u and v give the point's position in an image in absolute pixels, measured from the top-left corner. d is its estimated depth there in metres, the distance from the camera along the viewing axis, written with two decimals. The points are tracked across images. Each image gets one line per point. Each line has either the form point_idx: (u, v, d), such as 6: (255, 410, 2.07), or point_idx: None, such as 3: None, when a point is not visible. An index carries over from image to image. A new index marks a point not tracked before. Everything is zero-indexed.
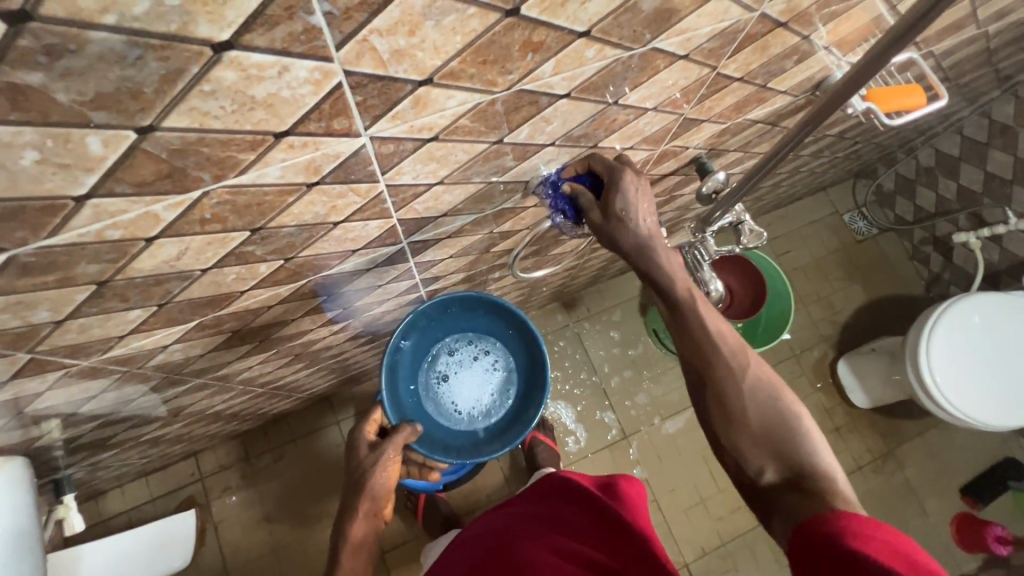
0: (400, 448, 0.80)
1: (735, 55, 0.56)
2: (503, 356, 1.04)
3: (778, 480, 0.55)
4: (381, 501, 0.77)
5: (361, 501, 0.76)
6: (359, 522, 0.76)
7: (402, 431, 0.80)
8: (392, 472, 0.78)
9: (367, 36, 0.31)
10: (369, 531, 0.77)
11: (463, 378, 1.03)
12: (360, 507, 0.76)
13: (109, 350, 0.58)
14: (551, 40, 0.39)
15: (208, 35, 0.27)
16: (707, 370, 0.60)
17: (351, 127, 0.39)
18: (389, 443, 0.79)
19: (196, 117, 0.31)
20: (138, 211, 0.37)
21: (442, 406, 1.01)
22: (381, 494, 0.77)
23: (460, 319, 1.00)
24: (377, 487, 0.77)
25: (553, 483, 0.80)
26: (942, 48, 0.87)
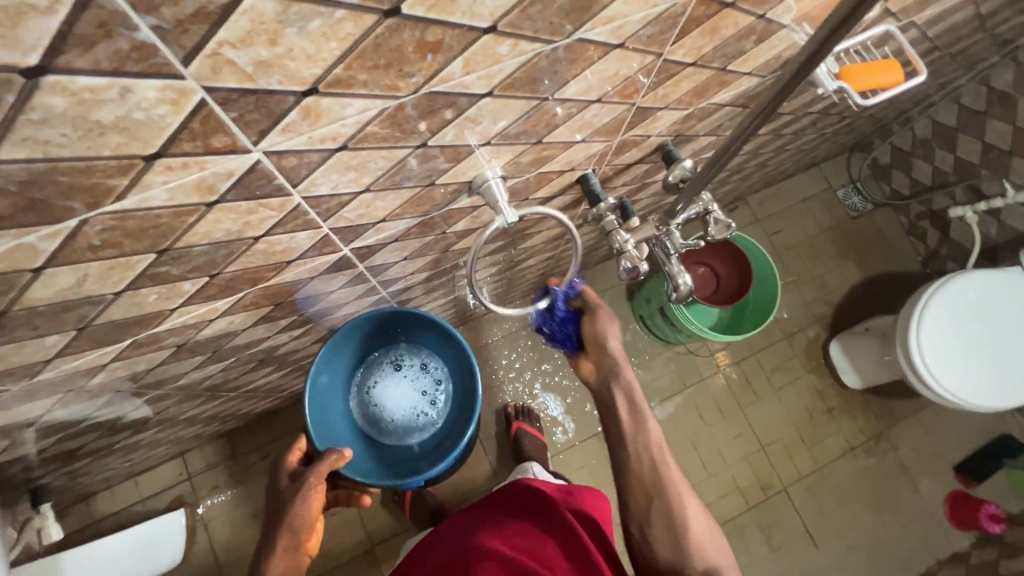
0: (324, 474, 0.79)
1: (681, 40, 0.51)
2: (439, 415, 1.08)
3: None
4: (301, 535, 0.75)
5: (281, 535, 0.75)
6: (277, 558, 0.74)
7: (328, 459, 0.79)
8: (312, 504, 0.76)
9: (217, 49, 0.28)
10: (288, 568, 0.74)
11: (404, 392, 1.08)
12: (277, 541, 0.75)
13: (39, 373, 0.56)
14: (450, 38, 0.36)
15: (12, 60, 0.24)
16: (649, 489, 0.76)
17: (236, 144, 0.36)
18: (312, 471, 0.78)
19: (36, 147, 0.28)
20: (9, 243, 0.35)
21: (368, 375, 1.07)
22: (299, 527, 0.75)
23: (451, 357, 1.06)
24: (298, 520, 0.75)
25: (517, 495, 0.82)
26: (926, 17, 0.81)
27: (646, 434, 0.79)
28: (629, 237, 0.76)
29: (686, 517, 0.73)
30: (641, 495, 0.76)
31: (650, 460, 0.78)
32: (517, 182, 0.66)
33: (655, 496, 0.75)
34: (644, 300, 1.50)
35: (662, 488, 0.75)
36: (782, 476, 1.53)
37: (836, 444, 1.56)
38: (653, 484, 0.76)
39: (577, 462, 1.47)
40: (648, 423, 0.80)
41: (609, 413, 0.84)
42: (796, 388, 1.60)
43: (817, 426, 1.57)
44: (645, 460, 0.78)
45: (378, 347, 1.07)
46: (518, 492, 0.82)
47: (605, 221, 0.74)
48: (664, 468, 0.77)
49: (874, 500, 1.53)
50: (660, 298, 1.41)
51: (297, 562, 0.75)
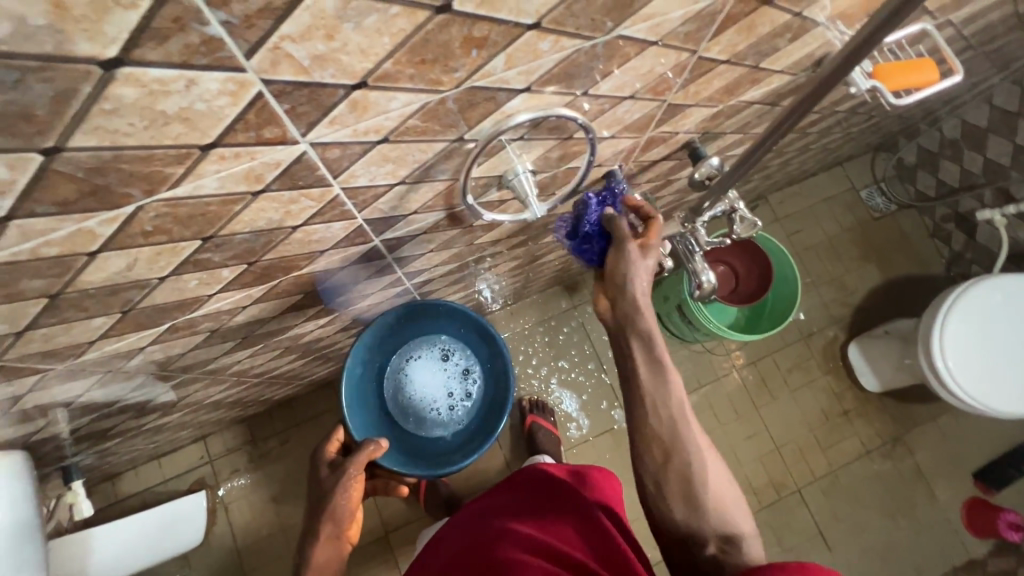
0: (363, 465, 0.81)
1: (717, 37, 0.51)
2: (446, 419, 1.09)
3: (717, 555, 0.61)
4: (342, 523, 0.77)
5: (323, 525, 0.76)
6: (322, 547, 0.76)
7: (365, 449, 0.82)
8: (353, 493, 0.79)
9: (278, 43, 0.29)
10: (331, 557, 0.76)
11: (435, 382, 1.10)
12: (322, 530, 0.76)
13: (84, 353, 0.58)
14: (495, 35, 0.36)
15: (92, 53, 0.25)
16: (672, 443, 0.63)
17: (285, 135, 0.37)
18: (352, 462, 0.81)
19: (105, 135, 0.30)
20: (69, 228, 0.36)
21: (419, 345, 1.09)
22: (341, 515, 0.77)
23: (492, 382, 1.08)
24: (339, 509, 0.77)
25: (542, 480, 0.82)
26: (962, 16, 0.80)
27: (665, 385, 0.63)
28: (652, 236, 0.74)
29: (706, 473, 0.62)
30: (658, 454, 0.63)
31: (670, 412, 0.63)
32: (547, 176, 0.67)
33: (673, 448, 0.63)
34: (662, 297, 1.49)
35: (681, 446, 0.62)
36: (795, 477, 1.52)
37: (852, 447, 1.55)
38: (672, 443, 0.63)
39: (591, 457, 1.48)
40: (671, 373, 0.63)
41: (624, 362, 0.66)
42: (812, 389, 1.59)
43: (832, 427, 1.56)
44: (663, 415, 0.63)
45: (439, 329, 1.09)
46: (533, 478, 0.84)
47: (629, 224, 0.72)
48: (684, 423, 0.63)
49: (890, 504, 1.51)
50: (678, 295, 1.40)
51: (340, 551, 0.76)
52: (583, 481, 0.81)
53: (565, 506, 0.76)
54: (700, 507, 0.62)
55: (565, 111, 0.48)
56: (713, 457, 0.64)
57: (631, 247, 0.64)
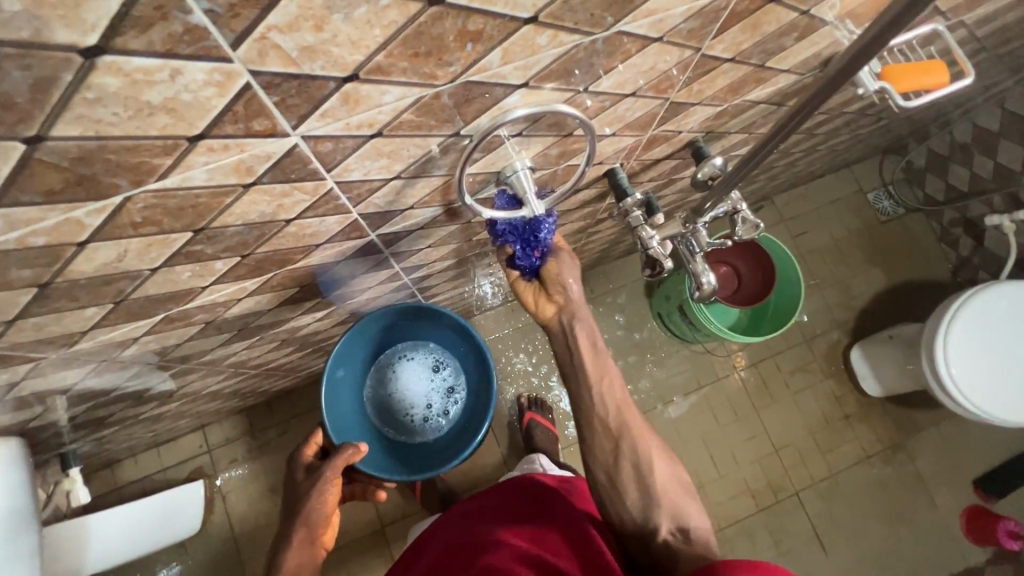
0: (340, 469, 0.80)
1: (721, 35, 0.50)
2: (418, 428, 1.09)
3: (670, 539, 0.66)
4: (316, 528, 0.77)
5: (297, 528, 0.77)
6: (294, 551, 0.76)
7: (343, 453, 0.80)
8: (329, 498, 0.78)
9: (265, 33, 0.28)
10: (303, 561, 0.76)
11: (420, 390, 1.08)
12: (294, 533, 0.77)
13: (77, 343, 0.58)
14: (490, 28, 0.35)
15: (72, 40, 0.24)
16: (621, 429, 0.71)
17: (275, 127, 0.36)
18: (328, 465, 0.79)
19: (89, 125, 0.29)
20: (57, 218, 0.36)
21: (417, 348, 1.09)
22: (315, 519, 0.77)
23: (475, 409, 1.07)
24: (314, 514, 0.78)
25: (528, 487, 0.84)
26: (976, 17, 0.78)
27: (609, 377, 0.74)
28: (653, 232, 0.75)
29: (652, 459, 0.70)
30: (608, 441, 0.71)
31: (616, 405, 0.73)
32: (546, 173, 0.66)
33: (619, 430, 0.71)
34: (663, 297, 1.49)
35: (628, 434, 0.71)
36: (794, 480, 1.51)
37: (851, 452, 1.54)
38: (620, 431, 0.71)
39: None
40: (608, 364, 0.75)
41: (568, 359, 0.75)
42: (813, 392, 1.57)
43: (833, 431, 1.55)
44: (611, 407, 0.72)
45: (441, 339, 1.08)
46: (521, 485, 0.85)
47: (630, 217, 0.73)
48: (629, 416, 0.72)
49: (887, 509, 1.51)
50: (679, 295, 1.39)
51: (312, 555, 0.77)
52: (570, 492, 0.81)
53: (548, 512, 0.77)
54: (650, 492, 0.68)
55: (565, 108, 0.46)
56: (660, 450, 0.72)
57: (564, 257, 0.74)
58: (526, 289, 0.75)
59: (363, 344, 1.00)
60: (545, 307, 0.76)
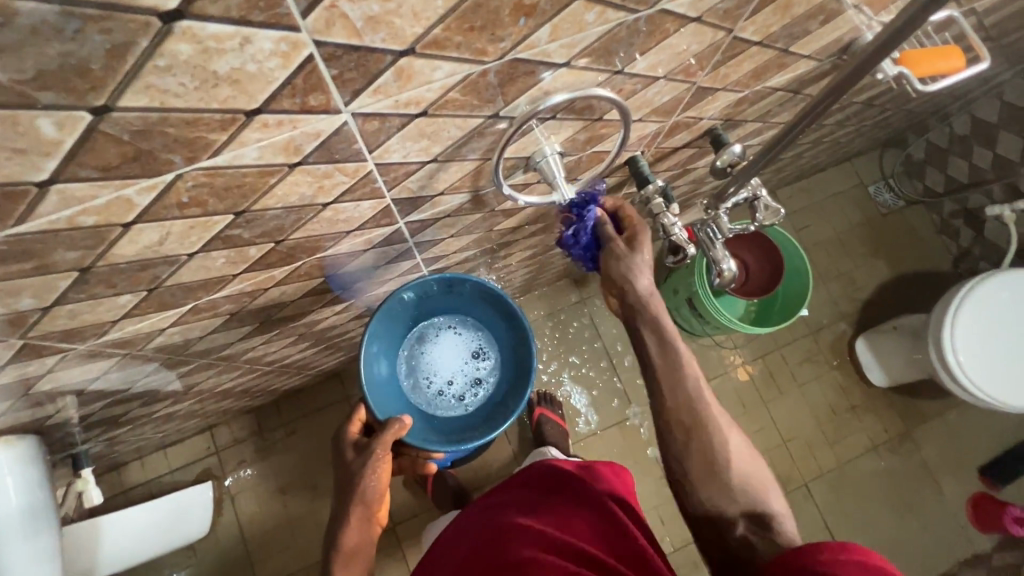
0: (389, 444, 0.81)
1: (754, 16, 0.51)
2: (430, 399, 1.08)
3: (749, 537, 0.65)
4: (372, 504, 0.77)
5: (353, 506, 0.77)
6: (352, 529, 0.76)
7: (390, 429, 0.81)
8: (381, 474, 0.78)
9: (335, 2, 0.29)
10: (362, 539, 0.77)
11: (449, 366, 1.10)
12: (353, 512, 0.77)
13: (105, 334, 0.57)
14: (544, 2, 0.36)
15: (154, 3, 0.24)
16: (696, 426, 0.69)
17: (329, 103, 0.36)
18: (378, 442, 0.80)
19: (155, 95, 0.29)
20: (109, 196, 0.35)
21: (466, 329, 1.10)
22: (372, 496, 0.78)
23: (491, 407, 1.06)
24: (369, 490, 0.78)
25: (548, 472, 0.83)
26: (986, 4, 0.80)
27: (683, 372, 0.71)
28: (675, 219, 0.76)
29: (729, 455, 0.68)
30: (680, 435, 0.69)
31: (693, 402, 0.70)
32: (573, 159, 0.66)
33: (694, 428, 0.69)
34: (671, 290, 1.50)
35: (705, 428, 0.69)
36: (804, 472, 1.53)
37: (859, 442, 1.55)
38: (694, 427, 0.69)
39: (599, 451, 1.48)
40: (685, 365, 0.71)
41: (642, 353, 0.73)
42: (820, 383, 1.59)
43: (840, 423, 1.56)
44: (681, 401, 0.70)
45: (493, 332, 1.09)
46: (542, 472, 0.84)
47: (652, 204, 0.74)
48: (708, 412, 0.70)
49: (895, 499, 1.52)
50: (687, 289, 1.40)
51: (368, 533, 0.77)
52: (595, 474, 0.81)
53: (578, 501, 0.77)
54: (727, 484, 0.67)
55: (602, 90, 0.47)
56: (739, 442, 0.70)
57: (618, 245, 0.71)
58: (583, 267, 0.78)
59: (425, 301, 0.99)
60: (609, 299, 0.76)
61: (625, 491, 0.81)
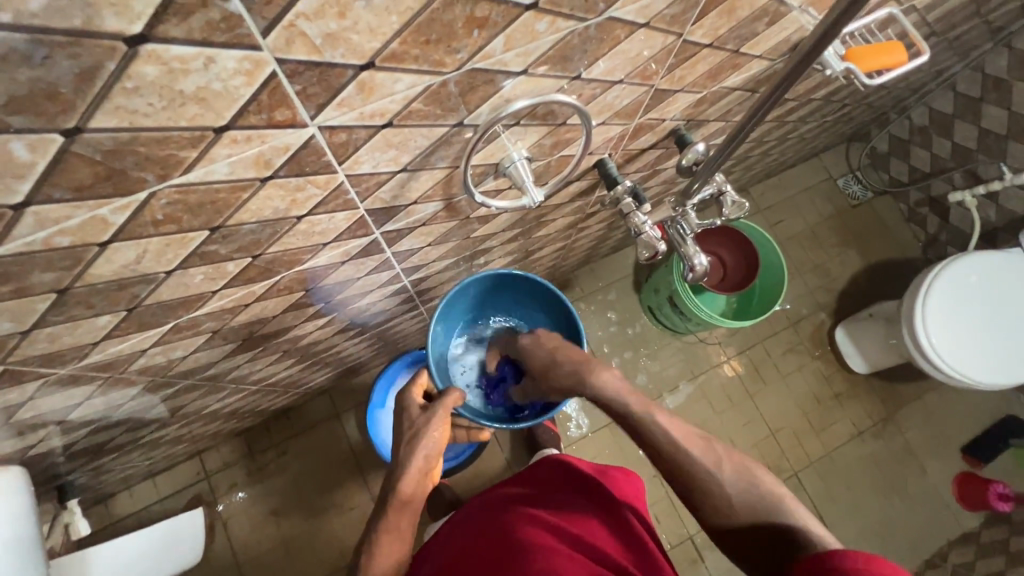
0: (450, 409, 0.79)
1: (701, 20, 0.54)
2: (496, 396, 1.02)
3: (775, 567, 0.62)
4: (432, 462, 0.75)
5: (411, 461, 0.74)
6: (409, 480, 0.74)
7: (449, 395, 0.79)
8: (442, 435, 0.76)
9: (294, 20, 0.30)
10: (417, 490, 0.74)
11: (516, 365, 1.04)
12: (412, 464, 0.74)
13: (86, 357, 0.58)
14: (495, 15, 0.38)
15: (118, 28, 0.26)
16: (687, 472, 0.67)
17: (295, 118, 0.38)
18: (439, 403, 0.78)
19: (124, 115, 0.31)
20: (84, 216, 0.37)
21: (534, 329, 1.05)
22: (432, 455, 0.75)
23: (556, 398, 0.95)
24: (429, 448, 0.75)
25: (562, 472, 0.85)
26: (925, 1, 0.84)
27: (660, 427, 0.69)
28: (645, 217, 0.78)
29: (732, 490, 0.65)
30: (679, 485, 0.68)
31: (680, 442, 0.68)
32: (541, 164, 0.69)
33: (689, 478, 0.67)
34: (652, 290, 1.53)
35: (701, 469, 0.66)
36: (794, 461, 1.55)
37: (845, 429, 1.58)
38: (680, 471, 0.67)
39: (591, 453, 1.49)
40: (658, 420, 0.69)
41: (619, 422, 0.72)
42: (804, 373, 1.62)
43: (825, 411, 1.59)
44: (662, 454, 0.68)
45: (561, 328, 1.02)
46: (557, 471, 0.85)
47: (622, 204, 0.76)
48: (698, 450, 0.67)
49: (882, 482, 1.55)
50: (668, 287, 1.43)
51: (424, 485, 0.75)
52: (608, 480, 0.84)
53: (590, 501, 0.79)
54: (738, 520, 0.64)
55: (562, 97, 0.50)
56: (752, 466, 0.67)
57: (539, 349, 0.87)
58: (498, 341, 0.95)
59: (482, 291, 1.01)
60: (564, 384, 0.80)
61: (634, 501, 0.83)
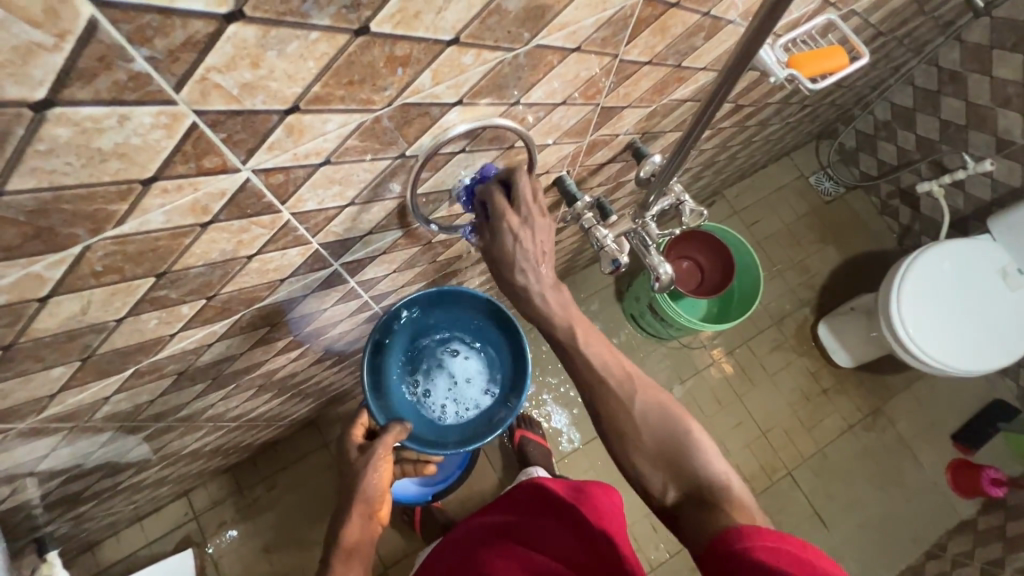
0: (390, 446, 0.81)
1: (634, 40, 0.55)
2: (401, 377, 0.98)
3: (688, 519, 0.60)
4: (374, 501, 0.78)
5: (355, 503, 0.77)
6: (353, 526, 0.76)
7: (391, 430, 0.81)
8: (382, 472, 0.79)
9: (205, 75, 0.31)
10: (362, 536, 0.77)
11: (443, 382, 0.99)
12: (353, 510, 0.77)
13: (45, 409, 0.57)
14: (417, 52, 0.39)
15: (21, 95, 0.26)
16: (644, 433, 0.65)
17: (226, 163, 0.38)
18: (379, 442, 0.80)
19: (43, 176, 0.31)
20: (17, 274, 0.37)
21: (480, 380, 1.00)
22: (373, 496, 0.78)
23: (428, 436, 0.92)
24: (370, 489, 0.78)
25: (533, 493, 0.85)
26: (864, 6, 0.87)
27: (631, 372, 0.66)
28: (608, 231, 0.78)
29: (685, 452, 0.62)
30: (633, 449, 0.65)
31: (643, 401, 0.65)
32: None
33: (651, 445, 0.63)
34: (633, 298, 1.54)
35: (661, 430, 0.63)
36: (786, 460, 1.55)
37: (835, 424, 1.58)
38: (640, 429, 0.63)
39: (583, 466, 1.48)
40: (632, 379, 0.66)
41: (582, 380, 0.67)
42: (790, 371, 1.62)
43: (814, 407, 1.60)
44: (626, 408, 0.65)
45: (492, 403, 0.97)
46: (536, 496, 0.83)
47: (583, 219, 0.76)
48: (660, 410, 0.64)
49: (876, 475, 1.55)
50: (647, 295, 1.44)
51: (370, 529, 0.77)
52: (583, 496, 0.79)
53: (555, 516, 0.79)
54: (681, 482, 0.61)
55: None
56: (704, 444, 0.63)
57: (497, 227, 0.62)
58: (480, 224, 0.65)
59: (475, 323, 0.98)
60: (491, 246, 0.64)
61: (616, 515, 0.78)
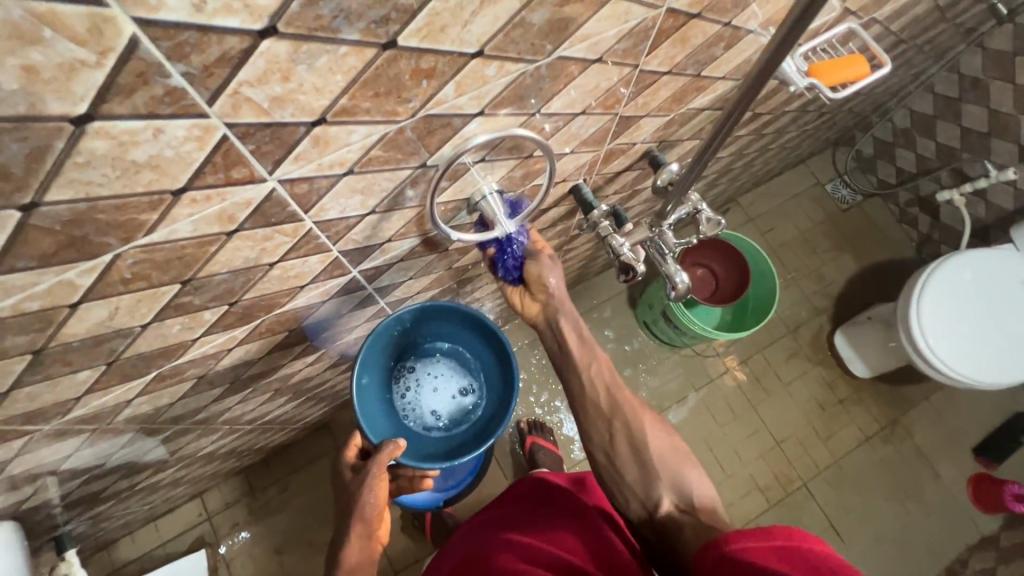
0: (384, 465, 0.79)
1: (655, 51, 0.55)
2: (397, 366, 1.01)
3: (673, 511, 0.67)
4: (371, 522, 0.77)
5: (353, 524, 0.77)
6: (353, 547, 0.76)
7: (384, 449, 0.78)
8: (378, 493, 0.77)
9: (237, 89, 0.32)
10: (363, 558, 0.77)
11: (428, 390, 1.03)
12: (352, 531, 0.77)
13: (70, 411, 0.58)
14: (442, 65, 0.39)
15: (63, 110, 0.27)
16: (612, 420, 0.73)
17: (253, 174, 0.39)
18: (372, 462, 0.78)
19: (79, 188, 0.32)
20: (50, 281, 0.38)
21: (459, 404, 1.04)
22: (371, 516, 0.77)
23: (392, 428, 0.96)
24: (367, 510, 0.77)
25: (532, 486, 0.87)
26: (885, 14, 0.86)
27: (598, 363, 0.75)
28: (623, 239, 0.78)
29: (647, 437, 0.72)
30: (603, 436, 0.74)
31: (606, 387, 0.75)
32: (514, 195, 0.70)
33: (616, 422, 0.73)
34: (647, 305, 1.53)
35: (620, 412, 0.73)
36: (801, 471, 1.52)
37: (851, 435, 1.56)
38: (612, 411, 0.73)
39: None
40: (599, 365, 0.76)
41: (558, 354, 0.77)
42: (805, 380, 1.60)
43: (829, 418, 1.57)
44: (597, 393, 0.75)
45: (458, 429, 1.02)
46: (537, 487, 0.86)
47: (599, 227, 0.76)
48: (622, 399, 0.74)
49: (892, 486, 1.52)
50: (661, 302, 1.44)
51: (370, 552, 0.77)
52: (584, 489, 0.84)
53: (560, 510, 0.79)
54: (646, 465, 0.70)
55: (521, 131, 0.51)
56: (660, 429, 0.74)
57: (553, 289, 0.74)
58: (512, 294, 0.76)
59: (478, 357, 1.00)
60: (529, 306, 0.77)
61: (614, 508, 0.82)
